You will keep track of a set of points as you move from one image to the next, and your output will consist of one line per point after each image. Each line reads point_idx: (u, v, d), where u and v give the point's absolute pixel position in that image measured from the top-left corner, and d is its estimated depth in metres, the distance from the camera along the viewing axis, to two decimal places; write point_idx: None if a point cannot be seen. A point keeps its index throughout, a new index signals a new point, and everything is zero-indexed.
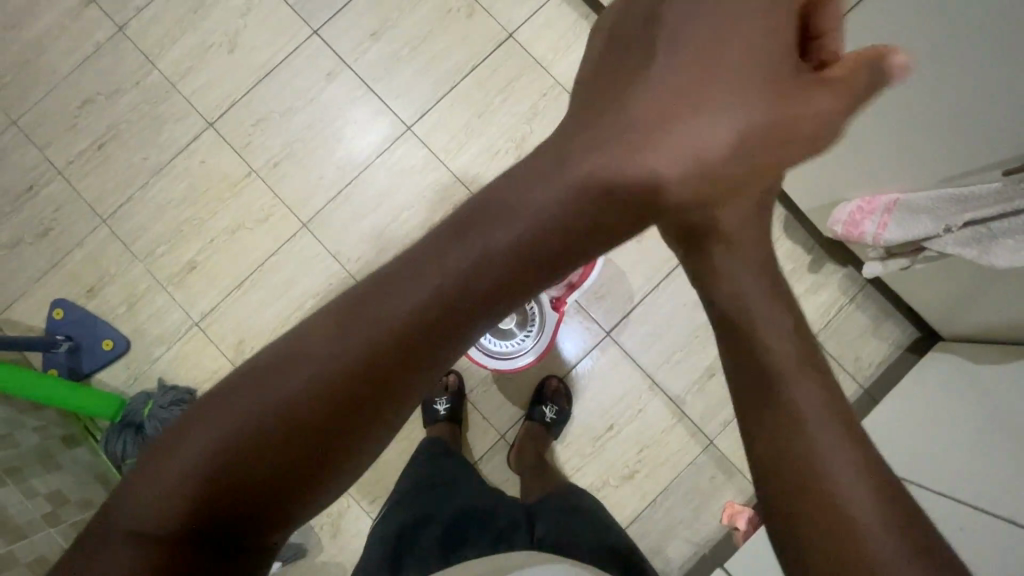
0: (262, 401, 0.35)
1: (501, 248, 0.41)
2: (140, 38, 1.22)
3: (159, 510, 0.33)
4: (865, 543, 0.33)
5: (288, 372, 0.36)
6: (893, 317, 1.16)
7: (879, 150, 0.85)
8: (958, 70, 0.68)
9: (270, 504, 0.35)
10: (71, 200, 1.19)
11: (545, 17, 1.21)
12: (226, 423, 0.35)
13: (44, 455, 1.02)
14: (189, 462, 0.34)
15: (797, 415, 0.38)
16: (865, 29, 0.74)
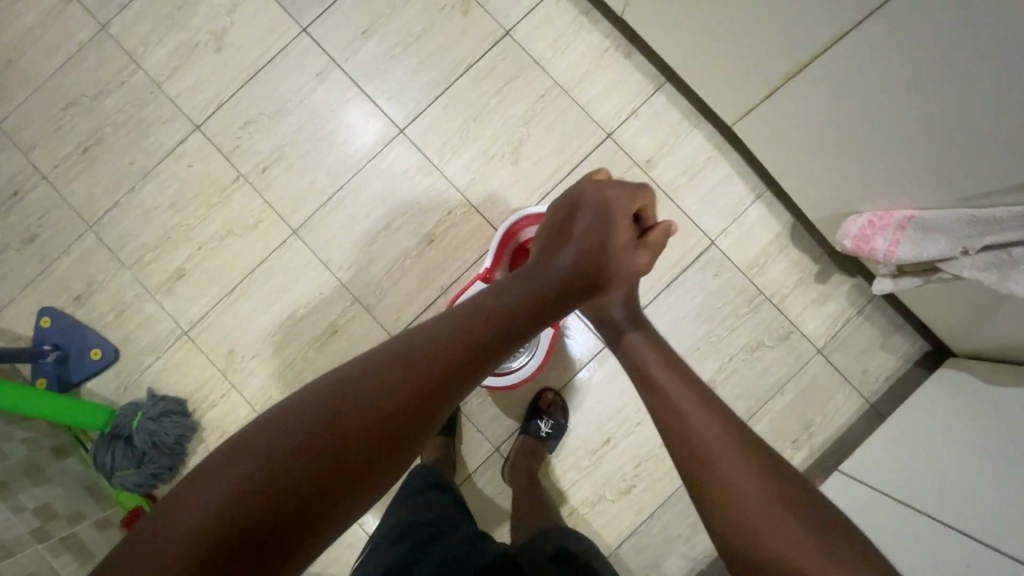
0: (289, 445, 0.43)
1: (488, 315, 0.55)
2: (124, 37, 1.18)
3: (215, 518, 0.39)
4: (741, 495, 0.52)
5: (310, 416, 0.44)
6: (902, 329, 1.12)
7: (898, 160, 0.79)
8: (991, 80, 0.62)
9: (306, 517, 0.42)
10: (57, 206, 1.16)
11: (543, 14, 1.16)
12: (276, 448, 0.42)
13: (33, 468, 1.01)
14: (220, 500, 0.40)
15: (691, 424, 0.57)
16: (885, 33, 0.67)
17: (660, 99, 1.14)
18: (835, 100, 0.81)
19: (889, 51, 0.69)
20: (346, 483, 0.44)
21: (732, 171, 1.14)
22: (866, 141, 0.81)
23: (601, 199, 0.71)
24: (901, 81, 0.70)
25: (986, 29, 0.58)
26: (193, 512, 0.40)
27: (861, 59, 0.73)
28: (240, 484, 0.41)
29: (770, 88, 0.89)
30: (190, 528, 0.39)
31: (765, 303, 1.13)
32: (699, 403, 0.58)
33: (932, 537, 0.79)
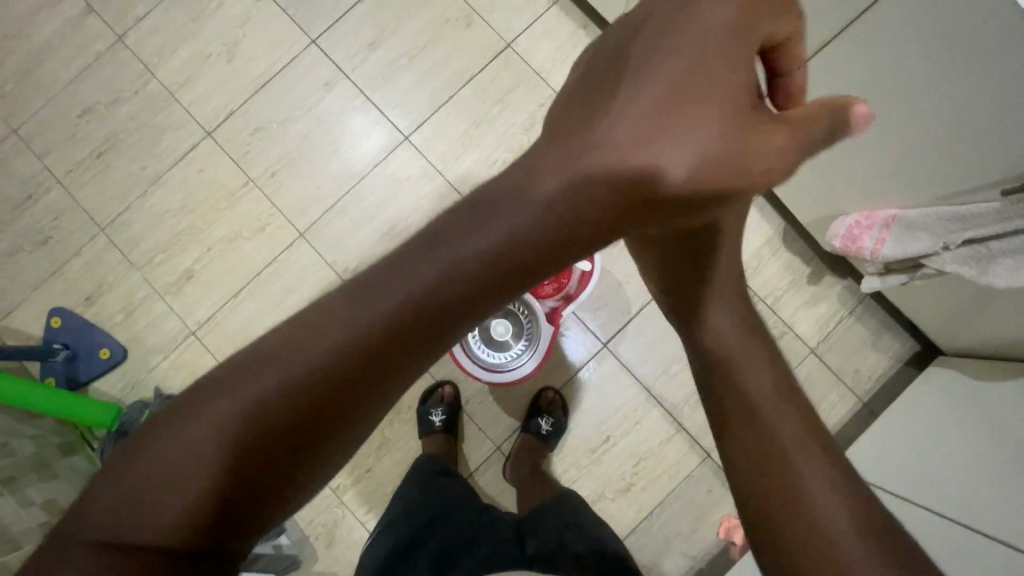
0: (264, 402, 0.35)
1: (482, 255, 0.40)
2: (139, 48, 1.22)
3: (140, 516, 0.33)
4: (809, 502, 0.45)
5: (292, 372, 0.35)
6: (893, 329, 1.15)
7: (887, 157, 0.82)
8: (975, 76, 0.65)
9: (249, 502, 0.35)
10: (70, 210, 1.20)
11: (543, 27, 1.21)
12: (207, 424, 0.34)
13: (41, 465, 1.02)
14: (189, 469, 0.34)
15: (750, 395, 0.51)
16: (873, 34, 0.71)
17: None
18: (823, 102, 0.84)
19: (876, 51, 0.72)
20: (324, 439, 0.37)
21: None
22: (855, 141, 0.84)
23: (685, 42, 0.40)
24: (889, 81, 0.73)
25: (969, 27, 0.62)
26: (157, 475, 0.34)
27: (849, 60, 0.76)
28: (208, 441, 0.34)
29: None
30: (158, 497, 0.33)
31: (759, 303, 1.16)
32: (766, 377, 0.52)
33: (923, 528, 0.82)
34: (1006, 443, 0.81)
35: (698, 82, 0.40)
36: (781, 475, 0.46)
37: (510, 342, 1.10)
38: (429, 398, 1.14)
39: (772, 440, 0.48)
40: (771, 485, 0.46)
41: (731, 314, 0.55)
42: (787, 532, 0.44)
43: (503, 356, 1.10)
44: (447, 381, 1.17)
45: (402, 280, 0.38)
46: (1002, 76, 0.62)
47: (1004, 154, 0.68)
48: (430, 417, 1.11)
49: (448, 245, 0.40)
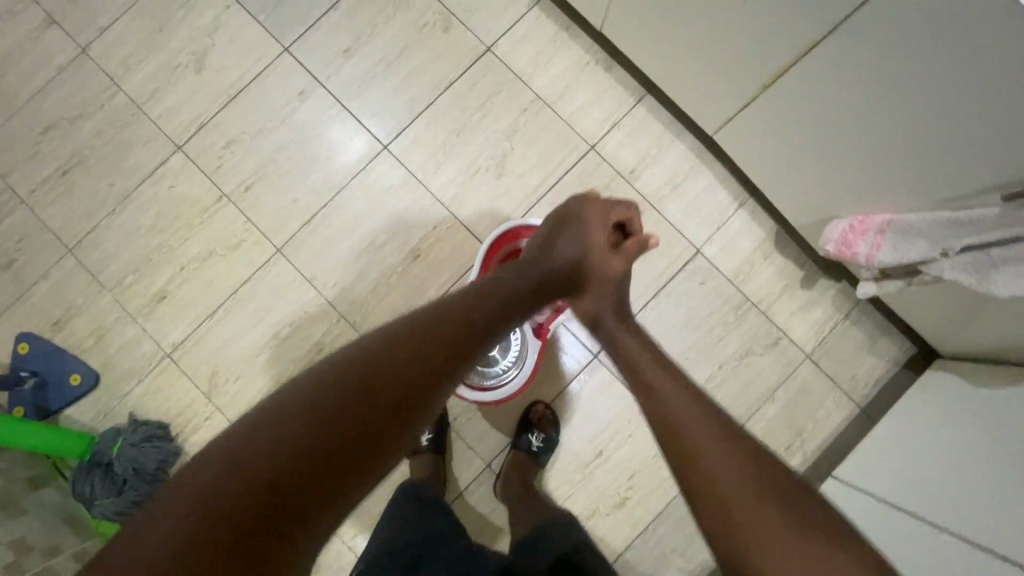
0: (347, 385, 0.48)
1: (486, 304, 0.63)
2: (104, 60, 1.17)
3: (248, 464, 0.42)
4: (698, 451, 0.56)
5: (369, 366, 0.50)
6: (889, 333, 1.12)
7: (887, 157, 0.78)
8: (985, 71, 0.60)
9: (325, 471, 0.44)
10: (36, 230, 1.15)
11: (524, 30, 1.17)
12: (308, 397, 0.46)
13: (9, 500, 0.97)
14: (262, 457, 0.42)
15: (650, 384, 0.64)
16: (876, 26, 0.66)
17: (641, 111, 1.15)
18: (815, 102, 0.81)
19: (877, 44, 0.67)
20: (374, 445, 0.47)
21: (714, 180, 1.15)
22: (856, 138, 0.80)
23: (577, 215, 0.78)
24: (892, 75, 0.69)
25: (978, 17, 0.57)
26: (223, 471, 0.41)
27: (848, 54, 0.71)
28: (309, 407, 0.46)
29: (752, 93, 0.90)
30: (247, 458, 0.42)
31: (753, 310, 1.13)
32: (661, 370, 0.65)
33: (931, 547, 0.79)
34: (1015, 454, 0.77)
35: (588, 228, 0.76)
36: (687, 449, 0.56)
37: (498, 358, 1.06)
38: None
39: (676, 423, 0.59)
40: (673, 450, 0.58)
41: (634, 331, 0.72)
42: (702, 494, 0.54)
43: (491, 374, 1.06)
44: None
45: (442, 319, 0.58)
46: (1015, 70, 0.57)
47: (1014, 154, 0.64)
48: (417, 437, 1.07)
49: (468, 303, 0.62)
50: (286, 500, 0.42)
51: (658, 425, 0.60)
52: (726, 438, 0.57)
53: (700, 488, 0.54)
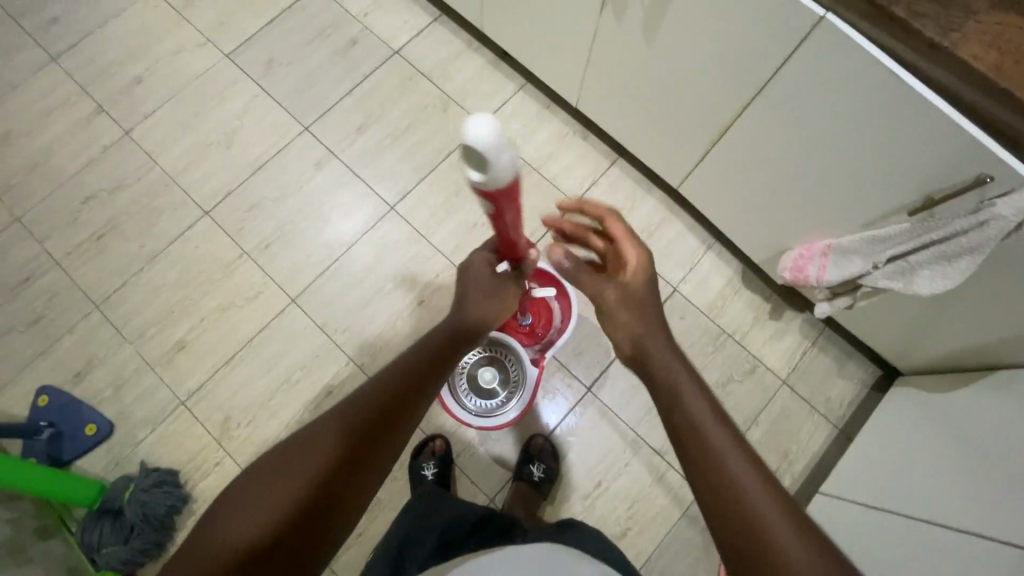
0: (303, 466, 0.45)
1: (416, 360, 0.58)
2: (144, 140, 1.34)
3: (225, 547, 0.41)
4: (755, 518, 0.41)
5: (321, 441, 0.47)
6: (854, 357, 1.23)
7: (821, 193, 0.93)
8: (874, 119, 0.76)
9: (297, 542, 0.43)
10: (66, 289, 1.24)
11: (511, 109, 1.37)
12: (271, 483, 0.44)
13: (16, 549, 0.98)
14: (276, 497, 0.43)
15: (691, 418, 0.47)
16: (789, 83, 0.83)
17: (615, 171, 1.33)
18: (757, 152, 0.98)
19: (794, 97, 0.84)
20: (370, 461, 0.48)
21: (683, 228, 1.30)
22: (793, 176, 0.96)
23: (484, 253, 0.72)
24: (809, 122, 0.85)
25: (863, 80, 0.74)
26: (252, 514, 0.43)
27: (774, 108, 0.88)
28: (275, 490, 0.44)
29: (705, 149, 1.08)
30: (232, 541, 0.42)
31: (728, 340, 1.24)
32: (706, 400, 0.48)
33: (900, 533, 0.86)
34: (966, 444, 0.87)
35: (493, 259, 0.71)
36: (744, 519, 0.41)
37: (498, 390, 1.17)
38: (420, 452, 1.14)
39: (728, 481, 0.43)
40: (722, 514, 0.42)
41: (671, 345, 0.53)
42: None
43: (493, 403, 1.16)
44: (439, 434, 1.17)
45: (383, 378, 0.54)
46: (896, 112, 0.73)
47: (909, 181, 0.79)
48: (422, 470, 1.11)
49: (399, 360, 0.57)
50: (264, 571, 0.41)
51: (697, 470, 0.44)
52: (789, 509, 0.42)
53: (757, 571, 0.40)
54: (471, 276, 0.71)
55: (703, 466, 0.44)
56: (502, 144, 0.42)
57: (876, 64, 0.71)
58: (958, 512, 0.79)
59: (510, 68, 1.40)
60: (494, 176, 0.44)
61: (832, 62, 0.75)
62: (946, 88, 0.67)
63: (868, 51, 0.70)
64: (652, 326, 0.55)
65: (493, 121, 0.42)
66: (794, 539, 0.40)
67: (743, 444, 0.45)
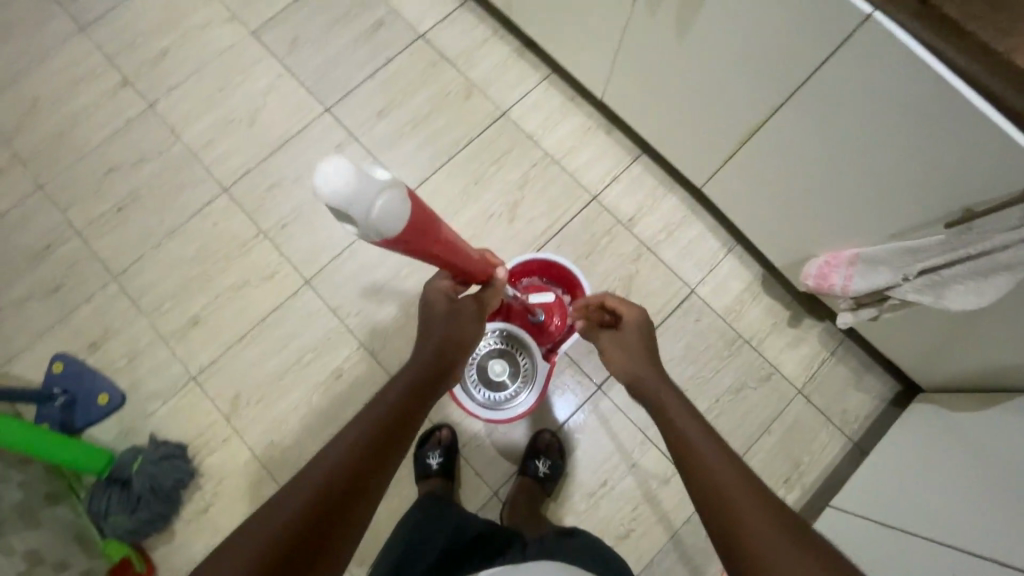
0: (340, 453, 0.50)
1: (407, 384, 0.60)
2: (167, 115, 1.34)
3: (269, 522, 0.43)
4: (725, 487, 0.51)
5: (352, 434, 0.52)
6: (873, 370, 1.20)
7: (852, 200, 0.90)
8: (916, 124, 0.73)
9: (333, 522, 0.45)
10: (86, 259, 1.25)
11: (535, 99, 1.35)
12: (314, 467, 0.48)
13: (26, 512, 0.99)
14: (304, 491, 0.46)
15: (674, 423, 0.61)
16: (826, 83, 0.80)
17: (638, 167, 1.31)
18: (788, 154, 0.95)
19: (830, 98, 0.81)
20: (388, 452, 0.53)
21: (704, 229, 1.27)
22: (824, 181, 0.93)
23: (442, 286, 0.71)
24: (844, 124, 0.82)
25: (907, 83, 0.71)
26: (294, 495, 0.45)
27: (808, 108, 0.85)
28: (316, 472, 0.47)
29: (732, 149, 1.05)
30: (277, 518, 0.43)
31: (744, 346, 1.21)
32: (687, 412, 0.62)
33: (906, 548, 0.85)
34: (986, 466, 0.85)
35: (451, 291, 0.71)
36: (718, 489, 0.51)
37: (507, 382, 1.15)
38: (426, 440, 1.13)
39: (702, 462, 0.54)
40: (702, 488, 0.53)
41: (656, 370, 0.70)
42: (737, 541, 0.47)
43: (502, 396, 1.14)
44: (445, 424, 1.17)
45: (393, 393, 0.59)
46: (940, 118, 0.70)
47: (948, 191, 0.76)
48: (427, 459, 1.11)
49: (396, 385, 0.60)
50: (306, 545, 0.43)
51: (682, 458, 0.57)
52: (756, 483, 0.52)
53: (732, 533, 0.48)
54: (427, 304, 0.70)
55: (684, 454, 0.57)
56: (365, 192, 0.42)
57: (922, 65, 0.68)
58: (968, 530, 0.78)
59: (536, 57, 1.38)
60: (366, 226, 0.44)
61: (876, 63, 0.72)
62: (995, 93, 0.64)
63: (915, 50, 0.67)
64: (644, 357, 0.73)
65: (342, 171, 0.41)
66: (772, 516, 0.47)
67: (721, 445, 0.56)
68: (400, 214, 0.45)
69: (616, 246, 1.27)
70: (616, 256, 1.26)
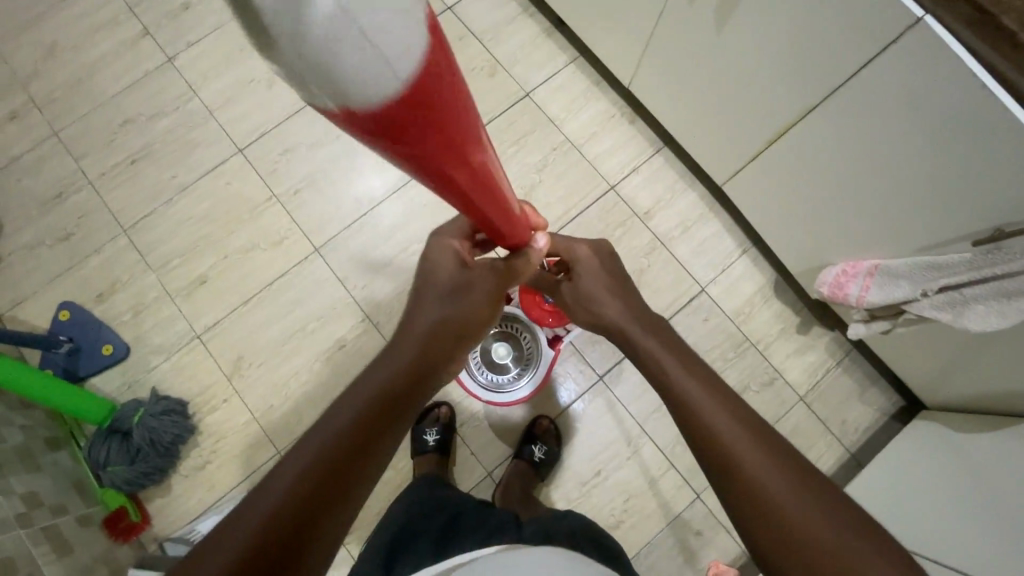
0: (304, 464, 0.41)
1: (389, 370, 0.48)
2: (186, 70, 1.32)
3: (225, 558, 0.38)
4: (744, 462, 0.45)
5: (318, 440, 0.43)
6: (878, 384, 1.19)
7: (877, 209, 0.88)
8: (957, 136, 0.71)
9: (300, 545, 0.39)
10: (97, 209, 1.24)
11: (560, 81, 1.32)
12: (274, 484, 0.41)
13: (27, 455, 1.01)
14: (257, 517, 0.39)
15: (672, 383, 0.53)
16: (864, 87, 0.77)
17: (659, 160, 1.29)
18: (816, 157, 0.92)
19: (867, 103, 0.79)
20: (367, 453, 0.44)
21: (721, 228, 1.26)
22: (851, 189, 0.91)
23: (444, 247, 0.56)
24: (879, 130, 0.80)
25: (951, 94, 0.68)
26: (254, 518, 0.39)
27: (843, 112, 0.83)
28: (275, 493, 0.40)
29: (759, 148, 1.03)
30: (235, 553, 0.38)
31: (750, 348, 1.21)
32: (684, 368, 0.54)
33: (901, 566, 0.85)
34: (980, 484, 0.85)
35: (454, 255, 0.55)
36: (736, 468, 0.45)
37: (510, 366, 1.16)
38: (425, 417, 1.13)
39: (715, 436, 0.47)
40: (717, 466, 0.46)
41: (641, 318, 0.61)
42: (762, 524, 0.43)
43: (503, 379, 1.16)
44: (444, 403, 1.17)
45: (367, 381, 0.48)
46: (982, 132, 0.68)
47: (980, 208, 0.74)
48: (424, 436, 1.11)
49: (371, 370, 0.48)
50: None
51: (688, 429, 0.50)
52: (774, 452, 0.46)
53: (756, 516, 0.43)
54: (431, 264, 0.55)
55: (688, 420, 0.50)
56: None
57: (969, 75, 0.65)
58: (966, 552, 0.79)
59: (565, 39, 1.35)
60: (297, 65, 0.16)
61: (920, 70, 0.70)
62: None
63: (964, 60, 0.65)
64: (624, 303, 0.63)
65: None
66: (797, 497, 0.43)
67: (732, 410, 0.49)
68: (408, 38, 0.18)
69: (631, 238, 1.25)
70: (629, 248, 1.24)
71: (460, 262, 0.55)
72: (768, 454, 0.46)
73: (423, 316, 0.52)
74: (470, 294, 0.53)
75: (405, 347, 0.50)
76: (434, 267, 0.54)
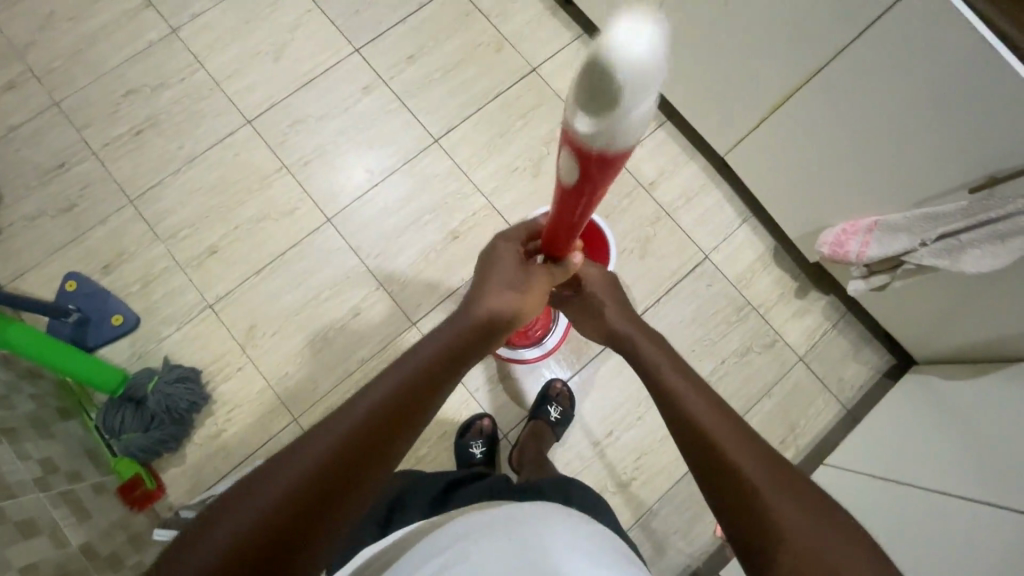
0: (334, 439, 0.45)
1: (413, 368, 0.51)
2: (191, 41, 1.31)
3: (252, 516, 0.41)
4: (737, 466, 0.48)
5: (348, 421, 0.46)
6: (871, 344, 1.26)
7: (877, 168, 0.94)
8: (956, 89, 0.77)
9: (319, 514, 0.43)
10: (101, 180, 1.23)
11: (565, 57, 1.36)
12: (304, 455, 0.44)
13: (39, 423, 0.99)
14: (260, 505, 0.41)
15: (673, 392, 0.56)
16: (868, 50, 0.83)
17: (661, 133, 1.33)
18: (817, 121, 0.98)
19: (872, 62, 0.84)
20: (389, 441, 0.47)
21: (722, 198, 1.31)
22: (850, 150, 0.96)
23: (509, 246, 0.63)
24: (882, 88, 0.85)
25: (950, 50, 0.74)
26: (283, 481, 0.42)
27: (845, 75, 0.88)
28: (305, 461, 0.43)
29: (761, 115, 1.08)
30: (261, 511, 0.41)
31: (752, 312, 1.26)
32: (686, 380, 0.57)
33: (899, 496, 0.91)
34: (964, 426, 0.92)
35: (516, 255, 0.62)
36: (728, 473, 0.48)
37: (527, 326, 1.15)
38: (468, 429, 1.14)
39: (710, 443, 0.50)
40: (710, 469, 0.50)
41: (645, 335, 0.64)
42: (751, 526, 0.46)
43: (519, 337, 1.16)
44: (486, 414, 1.17)
45: (388, 379, 0.50)
46: (981, 84, 0.74)
47: (975, 159, 0.81)
48: (470, 449, 1.12)
49: (397, 368, 0.51)
50: (292, 538, 0.42)
51: (683, 432, 0.53)
52: (767, 461, 0.49)
53: (743, 517, 0.46)
54: (497, 258, 0.61)
55: (685, 426, 0.53)
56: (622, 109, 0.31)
57: (970, 30, 0.71)
58: (952, 477, 0.85)
59: (569, 17, 1.38)
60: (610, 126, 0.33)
61: (923, 28, 0.75)
62: None
63: (966, 16, 0.71)
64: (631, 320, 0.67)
65: (657, 36, 0.27)
66: (787, 505, 0.45)
67: (729, 422, 0.52)
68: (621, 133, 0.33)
69: (636, 207, 1.29)
70: (635, 218, 1.29)
71: (520, 262, 0.61)
72: (795, 503, 0.46)
73: (480, 303, 0.57)
74: (528, 291, 0.59)
75: (433, 346, 0.53)
76: (500, 261, 0.61)
